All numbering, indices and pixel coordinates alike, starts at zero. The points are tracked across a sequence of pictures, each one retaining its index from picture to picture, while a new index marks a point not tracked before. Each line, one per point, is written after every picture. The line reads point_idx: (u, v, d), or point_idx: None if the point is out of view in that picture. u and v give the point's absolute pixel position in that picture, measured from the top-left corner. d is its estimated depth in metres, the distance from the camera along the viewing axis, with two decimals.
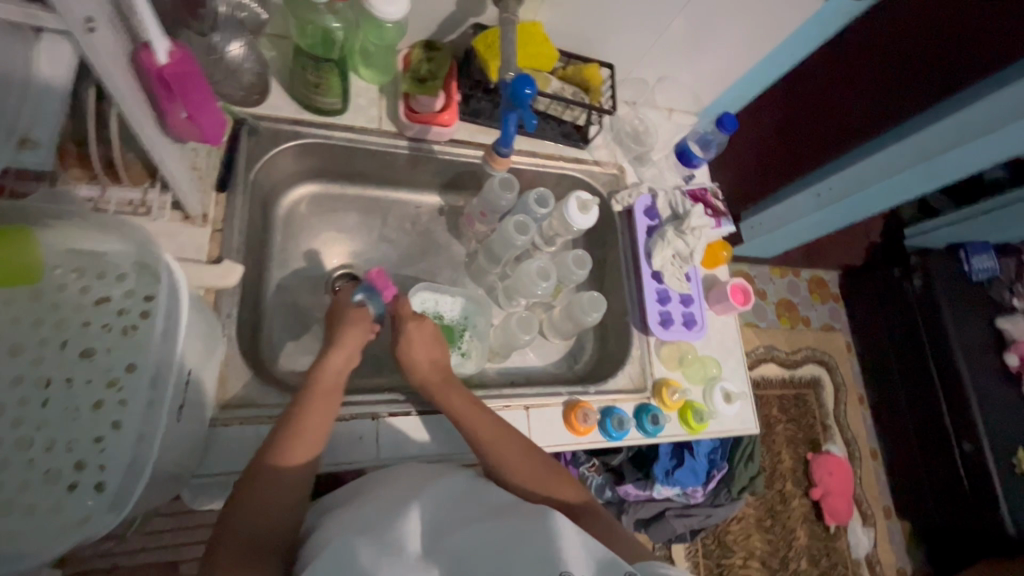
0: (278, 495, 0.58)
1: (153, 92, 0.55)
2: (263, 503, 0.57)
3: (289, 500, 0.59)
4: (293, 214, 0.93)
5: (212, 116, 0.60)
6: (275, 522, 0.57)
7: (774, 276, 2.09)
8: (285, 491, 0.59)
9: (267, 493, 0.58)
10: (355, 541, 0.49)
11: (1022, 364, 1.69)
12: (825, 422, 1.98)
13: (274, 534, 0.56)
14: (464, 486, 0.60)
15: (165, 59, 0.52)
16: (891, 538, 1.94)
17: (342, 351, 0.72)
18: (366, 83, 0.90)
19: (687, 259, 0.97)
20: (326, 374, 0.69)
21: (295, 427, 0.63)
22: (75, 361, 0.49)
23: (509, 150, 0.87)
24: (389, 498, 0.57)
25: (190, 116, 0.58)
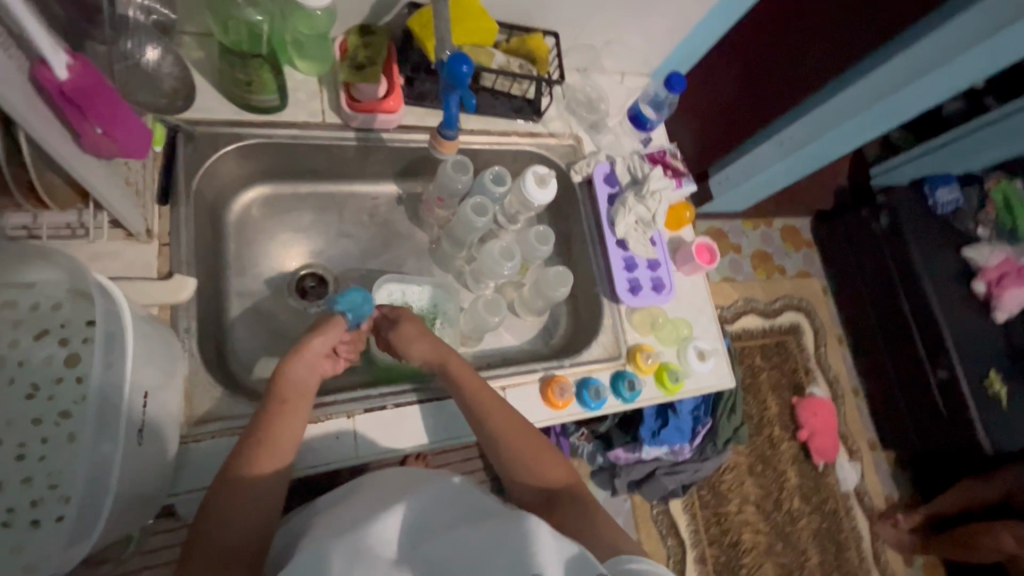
0: (248, 503, 0.59)
1: (60, 109, 0.52)
2: (232, 517, 0.58)
3: (260, 507, 0.60)
4: (245, 219, 0.91)
5: (128, 129, 0.58)
6: (245, 534, 0.58)
7: (746, 229, 2.11)
8: (255, 503, 0.60)
9: (237, 502, 0.59)
10: (331, 549, 0.50)
11: (988, 291, 1.75)
12: (807, 365, 2.04)
13: (247, 538, 0.58)
14: (450, 491, 0.60)
15: (65, 74, 0.50)
16: (876, 468, 2.02)
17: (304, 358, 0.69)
18: (304, 75, 0.87)
19: (650, 224, 0.97)
20: (294, 379, 0.68)
21: (265, 439, 0.63)
22: (22, 401, 0.49)
23: (454, 132, 0.86)
24: (374, 506, 0.58)
25: (105, 132, 0.56)
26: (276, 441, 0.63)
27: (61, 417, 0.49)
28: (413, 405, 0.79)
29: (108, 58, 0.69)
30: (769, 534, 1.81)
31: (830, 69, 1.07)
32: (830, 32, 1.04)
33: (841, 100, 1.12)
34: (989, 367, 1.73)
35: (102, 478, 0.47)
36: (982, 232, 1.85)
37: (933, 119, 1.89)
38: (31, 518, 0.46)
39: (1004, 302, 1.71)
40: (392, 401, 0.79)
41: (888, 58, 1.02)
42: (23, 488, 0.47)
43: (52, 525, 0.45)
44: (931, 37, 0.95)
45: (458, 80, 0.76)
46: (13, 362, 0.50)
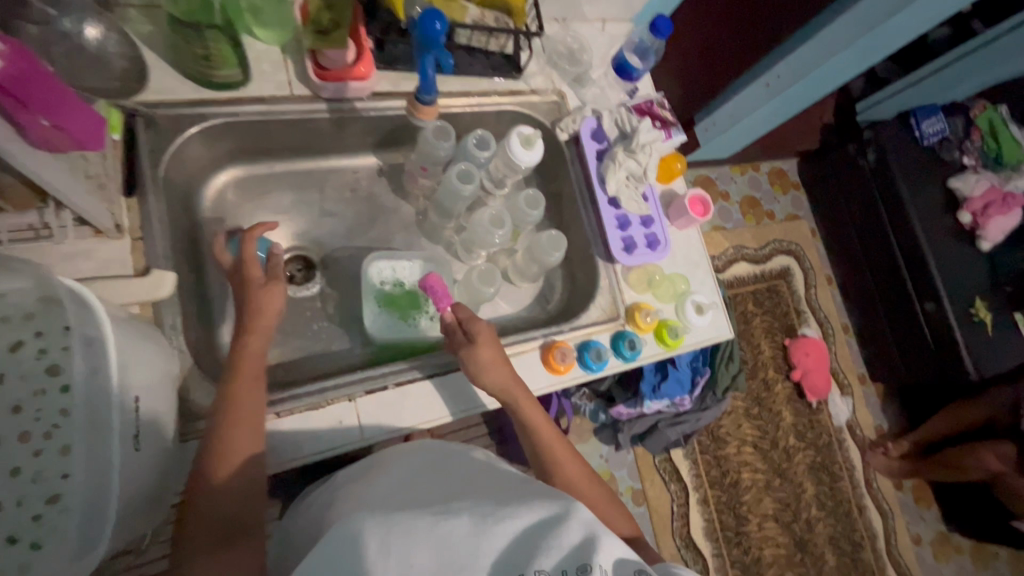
0: (229, 482, 0.60)
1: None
2: (223, 497, 0.58)
3: (242, 484, 0.60)
4: (221, 204, 0.87)
5: (79, 119, 0.54)
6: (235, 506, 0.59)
7: (734, 175, 2.09)
8: (244, 477, 0.61)
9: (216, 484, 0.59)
10: (365, 520, 0.47)
11: (974, 220, 1.76)
12: (799, 307, 2.06)
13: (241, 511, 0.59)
14: (476, 478, 0.60)
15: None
16: (868, 402, 2.09)
17: (258, 333, 0.68)
18: (265, 44, 0.81)
19: (642, 178, 0.94)
20: (248, 356, 0.66)
21: (228, 416, 0.62)
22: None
23: (432, 97, 0.82)
24: (396, 493, 0.57)
25: (53, 125, 0.52)
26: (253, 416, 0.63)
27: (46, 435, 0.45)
28: (414, 382, 0.79)
29: (47, 40, 0.63)
30: (767, 472, 1.88)
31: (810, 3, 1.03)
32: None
33: (827, 35, 1.08)
34: (974, 296, 1.75)
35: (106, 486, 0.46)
36: (967, 161, 1.84)
37: (921, 49, 1.84)
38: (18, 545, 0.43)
39: (989, 230, 1.73)
40: (394, 380, 0.78)
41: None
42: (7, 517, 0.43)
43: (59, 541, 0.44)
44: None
45: (433, 36, 0.72)
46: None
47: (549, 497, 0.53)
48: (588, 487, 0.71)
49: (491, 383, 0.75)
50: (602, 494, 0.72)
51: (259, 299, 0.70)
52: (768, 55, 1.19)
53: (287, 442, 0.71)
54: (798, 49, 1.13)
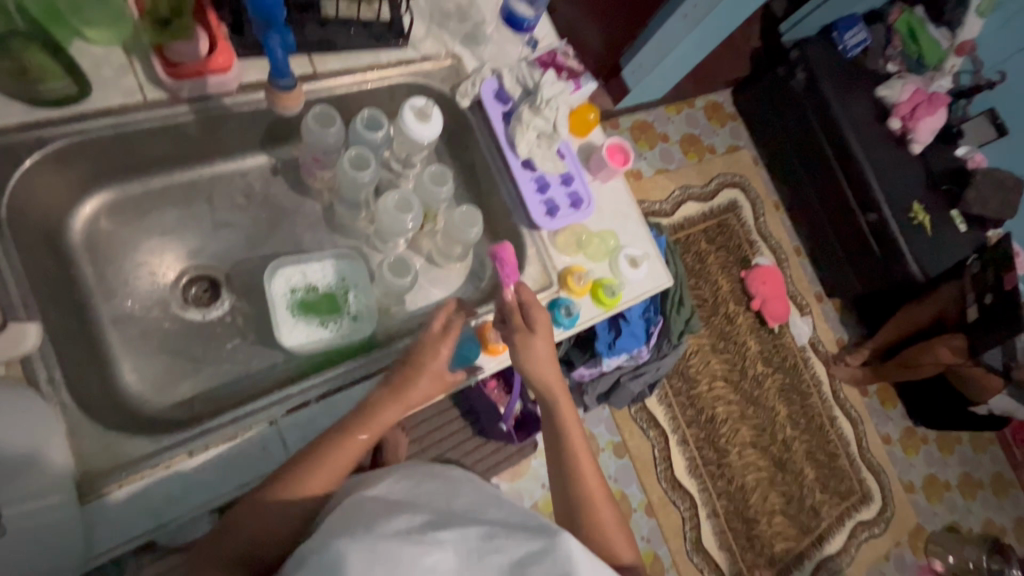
0: (274, 515, 0.62)
1: None
2: (250, 534, 0.61)
3: (279, 522, 0.62)
4: (94, 235, 0.78)
5: None
6: (264, 537, 0.62)
7: (671, 114, 2.05)
8: (281, 526, 0.62)
9: (265, 514, 0.62)
10: (346, 545, 0.48)
11: (903, 126, 1.81)
12: (750, 237, 2.07)
13: (259, 545, 0.61)
14: (474, 492, 0.60)
15: None
16: (826, 318, 2.15)
17: (403, 395, 0.70)
18: (102, 46, 0.71)
19: (553, 136, 0.89)
20: (377, 416, 0.68)
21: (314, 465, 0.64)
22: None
23: (290, 80, 0.74)
24: (388, 503, 0.57)
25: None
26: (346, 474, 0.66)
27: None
28: (343, 390, 0.74)
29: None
30: (741, 402, 1.92)
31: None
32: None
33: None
34: (912, 201, 1.81)
35: None
36: (893, 68, 1.88)
37: None
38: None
39: (920, 132, 1.77)
40: (316, 392, 0.73)
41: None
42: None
43: None
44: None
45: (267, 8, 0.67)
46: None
47: (539, 524, 0.54)
48: (608, 512, 0.68)
49: (539, 378, 0.75)
50: (609, 514, 0.68)
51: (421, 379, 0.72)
52: None
53: (207, 480, 0.66)
54: None
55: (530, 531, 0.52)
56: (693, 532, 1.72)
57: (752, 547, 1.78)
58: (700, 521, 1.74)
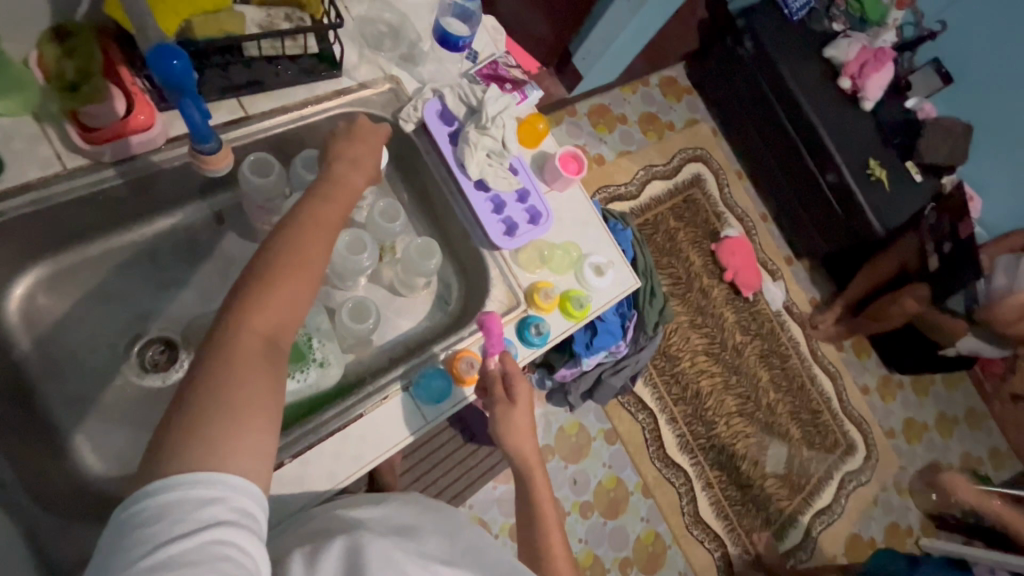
0: (285, 293, 0.55)
1: None
2: (270, 318, 0.54)
3: (296, 305, 0.56)
4: (32, 313, 0.74)
5: None
6: (276, 321, 0.54)
7: (626, 95, 2.04)
8: (296, 309, 0.56)
9: (271, 292, 0.54)
10: (367, 543, 0.52)
11: (853, 86, 1.83)
12: (716, 210, 2.09)
13: (278, 324, 0.55)
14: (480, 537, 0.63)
15: None
16: (797, 280, 2.19)
17: (361, 163, 0.70)
18: (8, 116, 0.66)
19: (503, 152, 0.87)
20: (346, 183, 0.68)
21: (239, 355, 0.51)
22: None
23: (213, 143, 0.68)
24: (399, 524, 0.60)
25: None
26: (272, 340, 0.54)
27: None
28: (315, 447, 0.72)
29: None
30: (723, 372, 1.96)
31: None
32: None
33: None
34: (868, 156, 1.83)
35: None
36: (837, 28, 1.88)
37: None
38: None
39: (869, 90, 1.80)
40: (289, 452, 0.70)
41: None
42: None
43: None
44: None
45: (176, 76, 0.59)
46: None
47: None
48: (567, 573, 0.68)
49: (515, 451, 0.73)
50: None
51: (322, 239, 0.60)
52: None
53: None
54: None
55: None
56: (691, 506, 1.76)
57: (748, 511, 1.83)
58: (696, 494, 1.78)
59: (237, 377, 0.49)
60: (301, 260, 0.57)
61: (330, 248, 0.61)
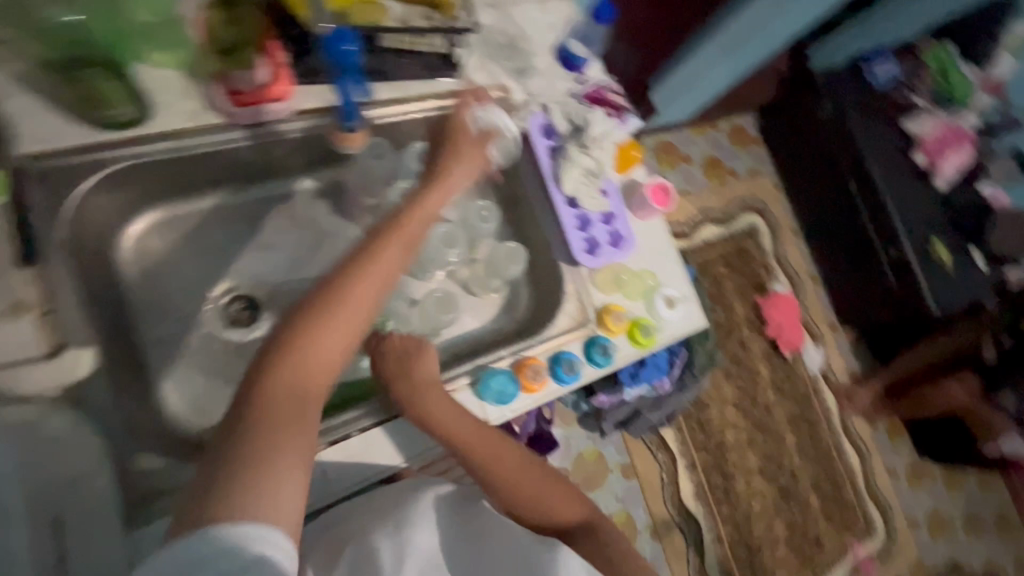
0: (333, 340, 0.59)
1: None
2: (315, 362, 0.57)
3: (341, 352, 0.60)
4: (144, 252, 0.79)
5: None
6: (323, 365, 0.58)
7: (695, 136, 2.06)
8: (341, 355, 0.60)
9: (318, 339, 0.58)
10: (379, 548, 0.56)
11: (930, 160, 1.76)
12: (768, 263, 2.07)
13: (321, 373, 0.57)
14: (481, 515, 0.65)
15: None
16: (840, 348, 2.12)
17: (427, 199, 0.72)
18: (162, 69, 0.71)
19: (598, 173, 0.90)
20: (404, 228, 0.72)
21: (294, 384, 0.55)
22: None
23: (355, 123, 0.78)
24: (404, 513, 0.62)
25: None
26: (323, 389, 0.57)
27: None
28: (380, 426, 0.74)
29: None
30: (749, 428, 1.91)
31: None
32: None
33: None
34: (932, 235, 1.74)
35: None
36: (918, 100, 1.81)
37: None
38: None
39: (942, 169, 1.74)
40: (356, 427, 0.73)
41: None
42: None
43: None
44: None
45: (345, 58, 0.72)
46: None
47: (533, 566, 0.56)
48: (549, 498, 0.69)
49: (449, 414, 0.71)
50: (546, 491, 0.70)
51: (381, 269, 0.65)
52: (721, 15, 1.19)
53: None
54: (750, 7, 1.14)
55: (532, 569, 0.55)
56: (696, 556, 1.73)
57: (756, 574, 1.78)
58: (704, 545, 1.74)
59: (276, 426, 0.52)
60: (346, 301, 0.61)
61: (381, 294, 0.65)
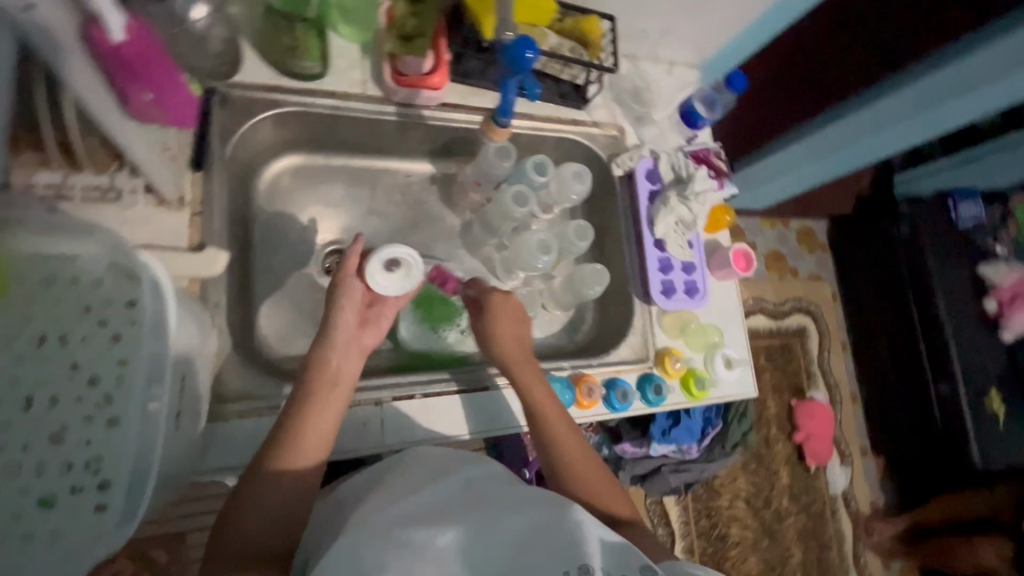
0: (318, 416, 0.63)
1: (109, 72, 0.51)
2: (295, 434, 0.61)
3: (327, 426, 0.63)
4: (275, 188, 0.87)
5: (178, 95, 0.57)
6: (316, 437, 0.62)
7: (764, 226, 1.89)
8: (327, 427, 0.63)
9: (304, 414, 0.62)
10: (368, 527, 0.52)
11: (1000, 309, 1.62)
12: (809, 369, 1.86)
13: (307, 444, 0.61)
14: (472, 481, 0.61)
15: (122, 36, 0.48)
16: (867, 476, 1.90)
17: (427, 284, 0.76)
18: (347, 41, 0.81)
19: (690, 225, 0.95)
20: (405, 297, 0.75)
21: (298, 434, 0.61)
22: (43, 413, 0.44)
23: (508, 119, 0.82)
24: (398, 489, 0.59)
25: (156, 97, 0.55)
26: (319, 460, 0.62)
27: (111, 419, 0.46)
28: (441, 394, 0.80)
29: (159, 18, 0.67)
30: (756, 531, 1.72)
31: (874, 72, 0.95)
32: (885, 29, 0.91)
33: (881, 108, 0.98)
34: (991, 386, 1.61)
35: (147, 465, 0.47)
36: (999, 249, 1.71)
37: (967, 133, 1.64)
38: (55, 528, 0.44)
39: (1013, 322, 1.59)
40: (421, 390, 0.80)
41: (939, 67, 0.87)
42: (49, 510, 0.44)
43: (95, 507, 0.45)
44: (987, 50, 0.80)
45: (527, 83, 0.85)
46: (32, 339, 0.45)
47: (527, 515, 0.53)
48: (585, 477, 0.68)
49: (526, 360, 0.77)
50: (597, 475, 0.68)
51: (349, 310, 0.69)
52: (825, 113, 1.06)
53: None
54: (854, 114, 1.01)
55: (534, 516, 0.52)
56: None
57: None
58: None
59: (259, 504, 0.57)
60: (335, 377, 0.65)
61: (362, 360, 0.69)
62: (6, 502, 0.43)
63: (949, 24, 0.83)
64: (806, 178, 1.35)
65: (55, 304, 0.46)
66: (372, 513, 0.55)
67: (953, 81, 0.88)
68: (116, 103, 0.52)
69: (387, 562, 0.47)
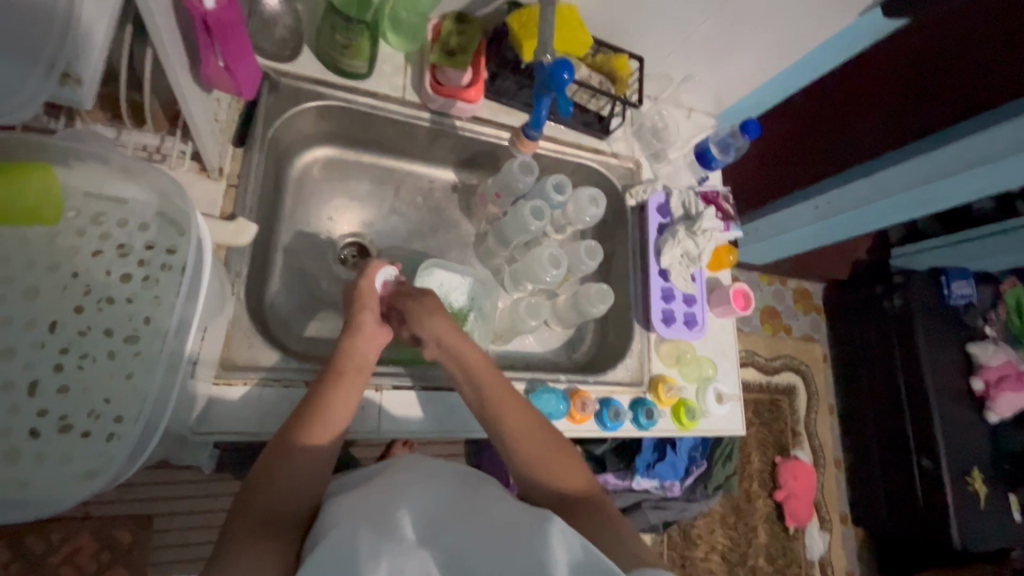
0: (345, 397, 0.67)
1: (192, 36, 0.55)
2: (324, 408, 0.65)
3: (349, 406, 0.67)
4: (305, 176, 0.91)
5: (248, 70, 0.60)
6: (341, 415, 0.66)
7: (761, 283, 1.90)
8: (348, 406, 0.67)
9: (332, 392, 0.66)
10: (358, 534, 0.49)
11: (987, 389, 1.65)
12: (796, 428, 1.85)
13: (329, 420, 0.65)
14: (464, 486, 0.61)
15: (211, 5, 0.53)
16: (845, 544, 1.86)
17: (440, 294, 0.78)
18: (393, 49, 0.87)
19: (694, 260, 0.98)
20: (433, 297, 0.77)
21: (324, 412, 0.65)
22: (71, 339, 0.49)
23: (537, 134, 0.86)
24: (389, 489, 0.58)
25: (226, 66, 0.58)
26: (338, 436, 0.66)
27: (134, 355, 0.50)
28: (438, 391, 0.81)
29: None
30: None
31: (884, 143, 1.01)
32: (895, 101, 0.99)
33: (885, 177, 1.05)
34: (973, 465, 1.62)
35: (160, 411, 0.49)
36: (989, 330, 1.76)
37: (961, 214, 1.72)
38: (64, 450, 0.47)
39: (999, 404, 1.61)
40: (419, 385, 0.81)
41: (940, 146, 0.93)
42: (62, 433, 0.47)
43: (105, 440, 0.48)
44: (988, 134, 0.87)
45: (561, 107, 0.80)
46: (67, 271, 0.50)
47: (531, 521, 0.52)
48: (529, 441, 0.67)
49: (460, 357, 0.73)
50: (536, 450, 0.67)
51: (373, 313, 0.74)
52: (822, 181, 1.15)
53: None
54: (856, 180, 1.09)
55: (524, 525, 0.50)
56: None
57: None
58: None
59: (276, 469, 0.60)
60: (362, 362, 0.70)
61: (381, 347, 0.74)
62: (22, 420, 0.46)
63: (954, 105, 0.90)
64: (813, 238, 1.40)
65: (100, 240, 0.51)
66: (365, 507, 0.55)
67: (948, 159, 0.94)
68: (192, 70, 0.56)
69: (381, 555, 0.46)
